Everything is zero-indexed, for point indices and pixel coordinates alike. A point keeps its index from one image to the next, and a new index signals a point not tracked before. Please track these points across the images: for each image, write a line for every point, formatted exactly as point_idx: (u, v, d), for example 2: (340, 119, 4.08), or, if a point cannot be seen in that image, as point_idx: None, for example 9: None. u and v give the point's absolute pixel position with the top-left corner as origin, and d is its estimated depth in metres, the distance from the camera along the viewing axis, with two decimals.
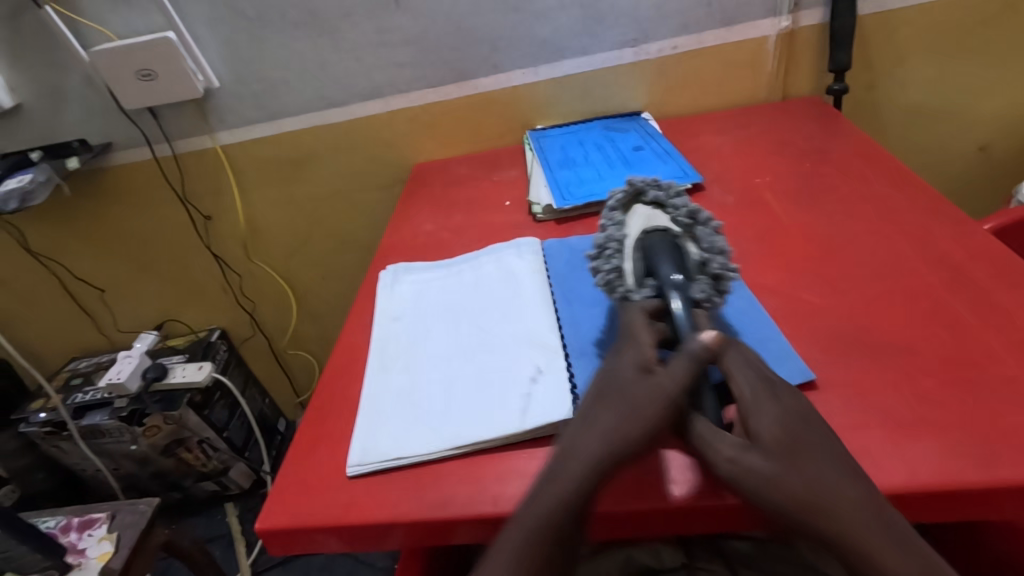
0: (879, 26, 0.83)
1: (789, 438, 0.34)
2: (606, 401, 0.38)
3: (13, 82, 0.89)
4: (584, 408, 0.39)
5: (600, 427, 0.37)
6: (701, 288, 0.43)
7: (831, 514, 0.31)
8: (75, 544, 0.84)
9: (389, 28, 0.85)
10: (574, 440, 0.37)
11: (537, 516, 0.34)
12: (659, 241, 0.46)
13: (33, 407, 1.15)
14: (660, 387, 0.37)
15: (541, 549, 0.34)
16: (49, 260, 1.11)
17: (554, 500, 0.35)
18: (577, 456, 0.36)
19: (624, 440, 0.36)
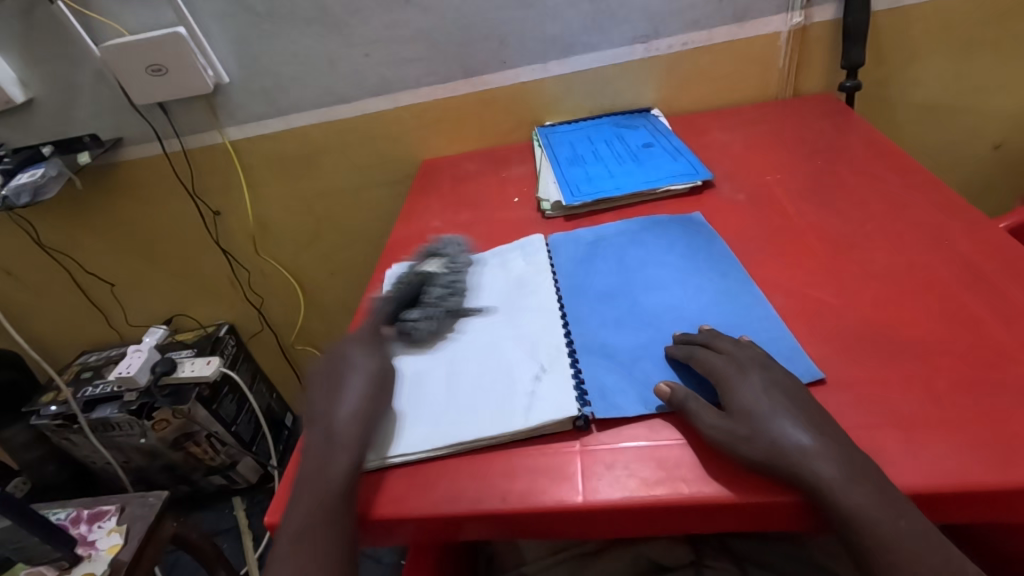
0: (893, 22, 0.82)
1: (771, 401, 0.41)
2: (344, 374, 0.48)
3: (25, 77, 0.90)
4: (327, 381, 0.49)
5: (339, 401, 0.46)
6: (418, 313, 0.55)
7: (812, 462, 0.37)
8: (85, 536, 0.85)
9: (399, 23, 0.85)
10: (327, 412, 0.46)
11: (317, 492, 0.41)
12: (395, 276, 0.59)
13: (44, 400, 1.16)
14: (377, 376, 0.48)
15: (320, 519, 0.40)
16: (60, 254, 1.12)
17: (332, 478, 0.42)
18: (336, 428, 0.45)
19: (357, 410, 0.45)
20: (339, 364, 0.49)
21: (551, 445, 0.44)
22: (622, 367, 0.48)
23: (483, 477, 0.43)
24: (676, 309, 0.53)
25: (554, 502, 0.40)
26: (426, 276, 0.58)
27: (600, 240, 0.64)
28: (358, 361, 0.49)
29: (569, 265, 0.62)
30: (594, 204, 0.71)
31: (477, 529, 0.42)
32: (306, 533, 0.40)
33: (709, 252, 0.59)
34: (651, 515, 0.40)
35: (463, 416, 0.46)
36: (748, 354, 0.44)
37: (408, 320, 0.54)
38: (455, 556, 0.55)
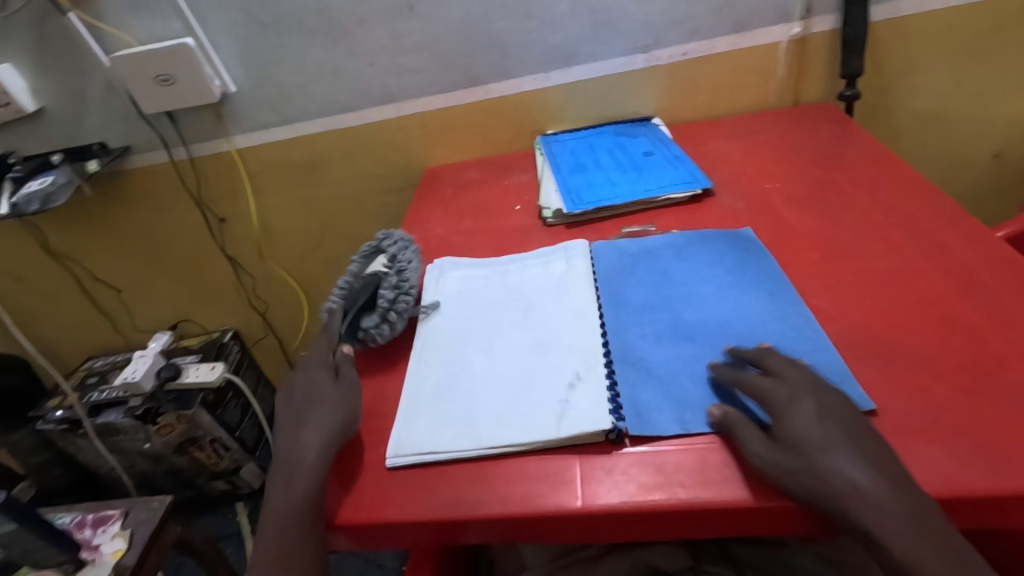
0: (891, 32, 0.83)
1: (821, 435, 0.39)
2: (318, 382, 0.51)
3: (36, 87, 0.91)
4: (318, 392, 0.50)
5: (306, 429, 0.47)
6: (370, 322, 0.56)
7: (808, 472, 0.38)
8: (89, 540, 0.86)
9: (403, 33, 0.86)
10: (303, 380, 0.52)
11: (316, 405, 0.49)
12: (365, 286, 0.59)
13: (50, 405, 1.17)
14: (333, 401, 0.49)
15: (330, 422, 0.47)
16: (69, 260, 1.13)
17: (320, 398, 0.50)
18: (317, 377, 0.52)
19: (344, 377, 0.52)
20: (302, 397, 0.50)
21: (557, 452, 0.45)
22: (660, 380, 0.47)
23: (483, 480, 0.44)
24: (721, 321, 0.52)
25: (555, 506, 0.41)
26: (376, 279, 0.60)
27: (642, 247, 0.64)
28: (319, 390, 0.50)
29: (610, 270, 0.61)
30: (595, 213, 0.72)
31: (478, 533, 0.42)
32: (303, 431, 0.47)
33: (753, 261, 0.58)
34: (650, 518, 0.40)
35: (499, 427, 0.46)
36: (805, 375, 0.43)
37: (364, 327, 0.56)
38: (453, 562, 0.55)
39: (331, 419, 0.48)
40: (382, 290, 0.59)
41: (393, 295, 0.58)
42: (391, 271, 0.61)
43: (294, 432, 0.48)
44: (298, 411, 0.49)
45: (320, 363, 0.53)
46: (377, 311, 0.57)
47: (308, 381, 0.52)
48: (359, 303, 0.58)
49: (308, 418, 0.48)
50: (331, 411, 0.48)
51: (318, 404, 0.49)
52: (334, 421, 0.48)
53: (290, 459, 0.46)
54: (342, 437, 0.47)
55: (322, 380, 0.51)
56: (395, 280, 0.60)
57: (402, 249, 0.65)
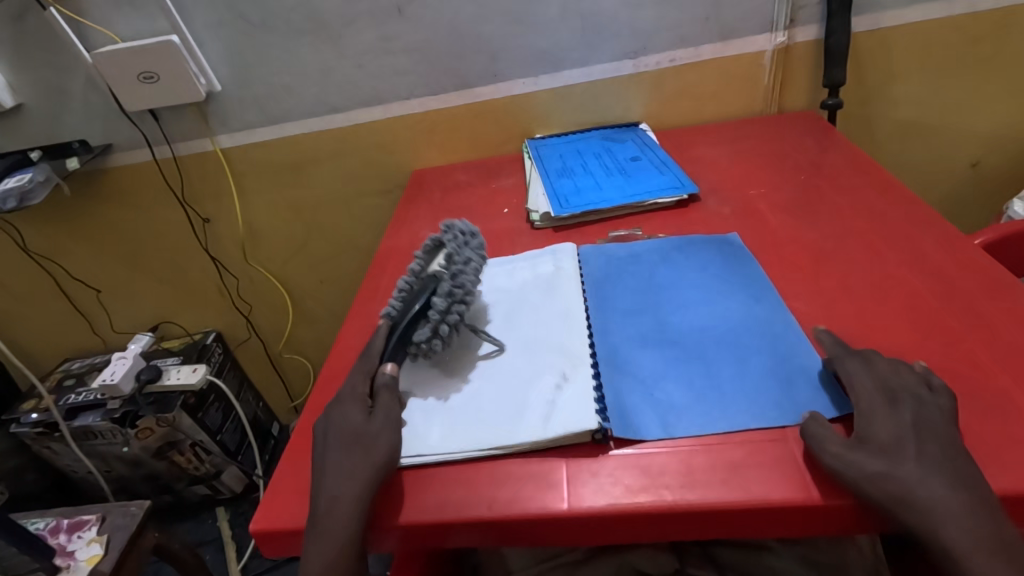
0: (872, 43, 0.85)
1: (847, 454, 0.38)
2: (355, 413, 0.46)
3: (15, 82, 0.90)
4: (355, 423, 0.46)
5: (339, 462, 0.43)
6: (421, 334, 0.50)
7: None
8: (64, 546, 0.84)
9: (391, 35, 0.86)
10: (335, 413, 0.47)
11: (352, 437, 0.45)
12: (419, 290, 0.51)
13: (25, 408, 1.14)
14: (371, 430, 0.45)
15: (365, 455, 0.43)
16: (47, 260, 1.11)
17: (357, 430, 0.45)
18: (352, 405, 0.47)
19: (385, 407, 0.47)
20: (335, 429, 0.46)
21: (545, 454, 0.45)
22: (649, 383, 0.47)
23: (469, 483, 0.43)
24: (708, 325, 0.52)
25: (540, 509, 0.41)
26: (434, 280, 0.52)
27: (631, 252, 0.64)
28: (354, 420, 0.46)
29: (598, 274, 0.61)
30: (583, 216, 0.72)
31: (463, 536, 0.42)
32: (339, 466, 0.43)
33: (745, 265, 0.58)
34: (635, 521, 0.40)
35: (486, 429, 0.46)
36: (877, 380, 0.42)
37: (416, 339, 0.50)
38: (440, 566, 0.55)
39: (370, 450, 0.44)
40: (436, 295, 0.51)
41: (447, 306, 0.50)
42: (449, 272, 0.52)
43: (325, 484, 0.43)
44: (330, 453, 0.44)
45: (357, 392, 0.48)
46: (432, 321, 0.50)
47: (340, 415, 0.47)
48: (413, 311, 0.50)
49: (338, 465, 0.43)
50: (365, 453, 0.43)
51: (351, 448, 0.44)
52: (372, 451, 0.44)
53: (323, 516, 0.41)
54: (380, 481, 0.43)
55: (356, 414, 0.46)
56: (457, 282, 0.52)
57: (462, 243, 0.56)
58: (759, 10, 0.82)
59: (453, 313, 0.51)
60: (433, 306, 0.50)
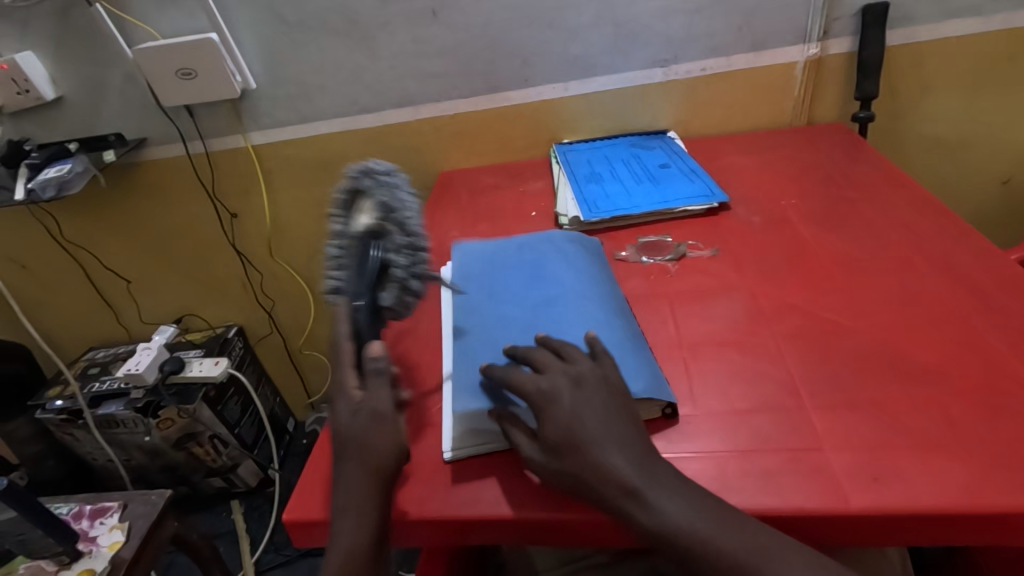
0: (906, 57, 0.85)
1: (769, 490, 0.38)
2: (343, 415, 0.45)
3: (57, 75, 0.92)
4: (348, 427, 0.44)
5: (349, 471, 0.42)
6: (388, 296, 0.49)
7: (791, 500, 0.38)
8: (86, 532, 0.85)
9: (425, 38, 0.87)
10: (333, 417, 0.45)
11: (353, 440, 0.43)
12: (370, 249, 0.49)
13: (50, 395, 1.16)
14: (366, 429, 0.43)
15: (365, 461, 0.42)
16: (78, 250, 1.13)
17: (353, 431, 0.44)
18: (341, 406, 0.45)
19: (370, 406, 0.44)
20: (336, 437, 0.44)
21: None
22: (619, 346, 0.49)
23: (500, 481, 0.44)
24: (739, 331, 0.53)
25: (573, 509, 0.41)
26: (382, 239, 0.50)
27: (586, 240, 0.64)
28: (345, 422, 0.44)
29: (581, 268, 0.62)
30: (612, 221, 0.72)
31: (490, 533, 0.42)
32: (347, 472, 0.42)
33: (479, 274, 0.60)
34: None
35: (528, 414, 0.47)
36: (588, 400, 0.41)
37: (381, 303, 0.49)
38: (463, 563, 0.55)
39: (369, 450, 0.42)
40: (392, 253, 0.50)
41: (408, 261, 0.50)
42: (395, 226, 0.51)
43: (341, 493, 0.42)
44: (341, 461, 0.43)
45: (345, 390, 0.45)
46: (395, 282, 0.49)
47: (334, 419, 0.45)
48: (371, 274, 0.48)
49: (348, 472, 0.42)
50: (370, 457, 0.42)
51: (357, 454, 0.43)
52: (371, 453, 0.42)
53: (343, 525, 0.41)
54: (390, 483, 0.42)
55: (349, 412, 0.44)
56: (407, 236, 0.51)
57: (386, 187, 0.53)
58: (792, 21, 0.82)
59: (416, 269, 0.50)
60: (395, 266, 0.49)
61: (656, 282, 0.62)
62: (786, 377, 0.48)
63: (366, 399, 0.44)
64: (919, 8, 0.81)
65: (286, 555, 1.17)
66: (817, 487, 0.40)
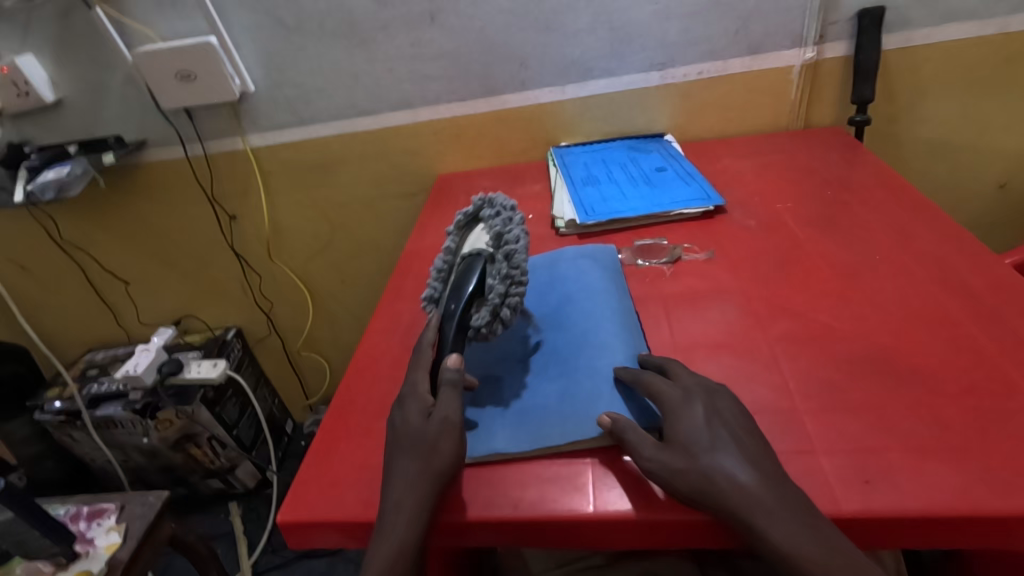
0: (902, 61, 0.85)
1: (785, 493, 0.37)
2: (408, 418, 0.45)
3: (56, 78, 0.92)
4: (414, 430, 0.44)
5: (400, 474, 0.42)
6: (479, 318, 0.49)
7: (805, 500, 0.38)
8: (83, 533, 0.85)
9: (423, 41, 0.87)
10: (398, 420, 0.46)
11: (411, 445, 0.43)
12: (469, 265, 0.51)
13: (49, 396, 1.16)
14: (430, 436, 0.43)
15: (422, 467, 0.42)
16: (77, 252, 1.13)
17: (413, 436, 0.44)
18: (407, 412, 0.45)
19: (442, 418, 0.44)
20: (398, 438, 0.44)
21: (576, 461, 0.44)
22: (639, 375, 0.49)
23: (494, 484, 0.44)
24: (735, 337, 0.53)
25: (566, 510, 0.41)
26: (481, 261, 0.51)
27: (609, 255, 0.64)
28: (410, 427, 0.44)
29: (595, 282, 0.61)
30: (608, 225, 0.72)
31: (485, 534, 0.43)
32: (401, 476, 0.42)
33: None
34: (655, 527, 0.41)
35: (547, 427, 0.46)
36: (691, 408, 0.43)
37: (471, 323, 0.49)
38: (459, 564, 0.55)
39: (430, 455, 0.42)
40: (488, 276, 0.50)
41: (504, 289, 0.49)
42: (502, 254, 0.50)
43: (385, 487, 0.43)
44: (394, 464, 0.43)
45: (418, 396, 0.46)
46: (489, 307, 0.49)
47: (399, 420, 0.45)
48: (466, 291, 0.49)
49: (396, 466, 0.43)
50: (423, 455, 0.43)
51: (410, 452, 0.43)
52: (427, 455, 0.43)
53: (386, 527, 0.41)
54: (436, 490, 0.42)
55: (418, 418, 0.45)
56: (507, 263, 0.50)
57: (502, 216, 0.54)
58: (789, 25, 0.82)
59: (512, 299, 0.49)
60: (494, 292, 0.49)
61: (651, 285, 0.62)
62: (779, 379, 0.48)
63: (438, 408, 0.45)
64: (915, 12, 0.81)
65: (284, 557, 1.17)
66: (808, 490, 0.40)
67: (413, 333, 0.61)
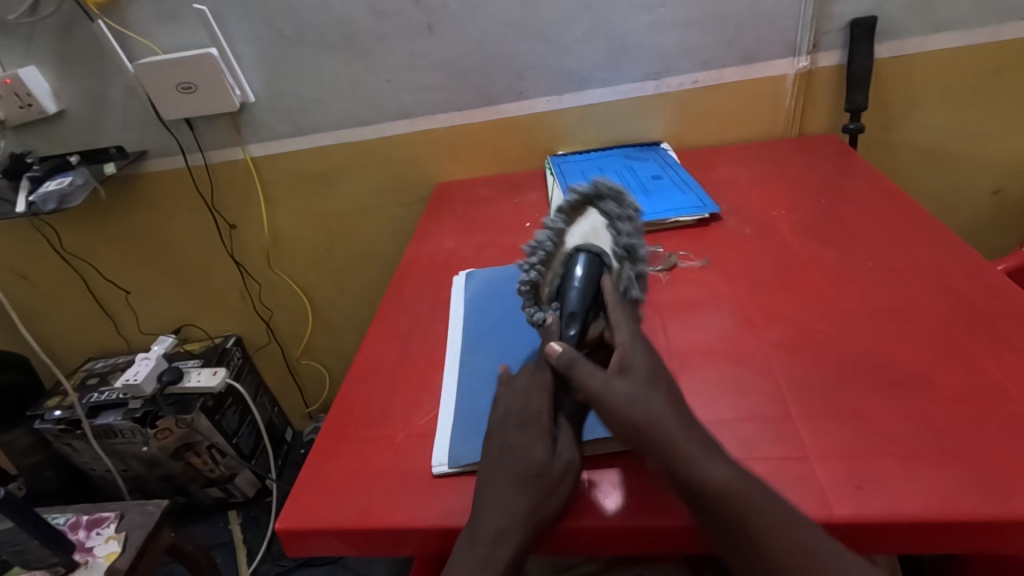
0: (894, 70, 0.86)
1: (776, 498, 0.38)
2: (529, 440, 0.43)
3: (58, 89, 0.93)
4: (537, 460, 0.41)
5: (509, 503, 0.40)
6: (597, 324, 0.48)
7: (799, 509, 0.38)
8: (83, 542, 0.85)
9: (421, 52, 0.88)
10: (508, 443, 0.43)
11: (523, 474, 0.41)
12: (590, 266, 0.49)
13: (49, 405, 1.16)
14: (545, 467, 0.41)
15: (538, 502, 0.40)
16: (78, 261, 1.14)
17: (526, 465, 0.42)
18: (527, 436, 0.43)
19: (565, 451, 0.42)
20: (512, 463, 0.42)
21: (574, 470, 0.45)
22: None
23: None
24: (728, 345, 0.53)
25: (559, 516, 0.42)
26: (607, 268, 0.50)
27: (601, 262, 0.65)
28: (529, 455, 0.42)
29: None
30: None
31: (564, 546, 0.42)
32: (513, 505, 0.40)
33: (487, 307, 0.63)
34: (653, 536, 0.41)
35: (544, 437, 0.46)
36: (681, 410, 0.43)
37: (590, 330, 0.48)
38: None
39: (549, 492, 0.41)
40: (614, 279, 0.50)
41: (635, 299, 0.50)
42: (627, 260, 0.50)
43: (496, 514, 0.40)
44: (499, 492, 0.41)
45: (537, 416, 0.43)
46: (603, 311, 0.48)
47: (515, 447, 0.43)
48: (601, 295, 0.48)
49: (512, 491, 0.40)
50: (545, 485, 0.41)
51: (530, 483, 0.41)
52: (545, 489, 0.41)
53: (479, 555, 0.39)
54: (543, 527, 0.40)
55: (542, 447, 0.42)
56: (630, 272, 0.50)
57: (622, 215, 0.52)
58: (782, 34, 0.83)
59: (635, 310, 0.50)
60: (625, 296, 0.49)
61: (648, 292, 0.62)
62: (773, 386, 0.49)
63: (564, 441, 0.43)
64: (906, 22, 0.82)
65: (283, 565, 1.17)
66: (802, 496, 0.40)
67: (411, 341, 0.61)
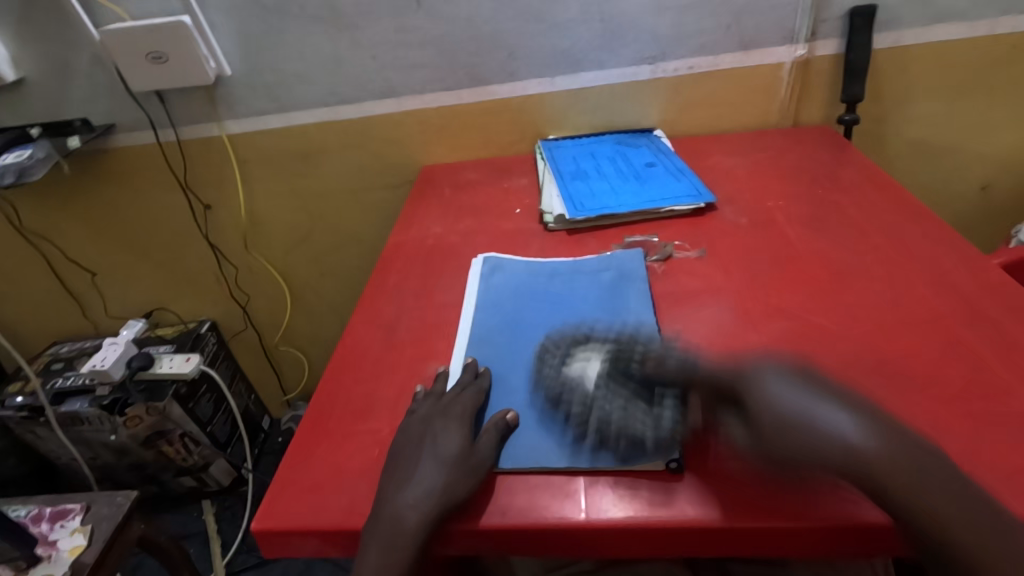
0: (891, 60, 0.85)
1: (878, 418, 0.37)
2: (446, 430, 0.44)
3: (17, 55, 0.87)
4: (444, 448, 0.43)
5: (413, 487, 0.41)
6: (625, 413, 0.44)
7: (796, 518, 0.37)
8: (46, 535, 0.81)
9: (409, 27, 0.84)
10: (427, 429, 0.45)
11: (440, 463, 0.42)
12: (617, 384, 0.46)
13: (11, 391, 1.11)
14: (458, 459, 0.42)
15: (447, 485, 0.41)
16: (40, 240, 1.08)
17: (441, 453, 0.43)
18: (449, 425, 0.45)
19: (476, 445, 0.43)
20: (421, 443, 0.44)
21: (575, 478, 0.42)
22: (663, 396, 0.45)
23: (486, 492, 0.42)
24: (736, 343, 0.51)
25: (557, 518, 0.40)
26: (581, 384, 0.47)
27: (638, 266, 0.61)
28: (441, 444, 0.43)
29: (604, 294, 0.58)
30: (597, 220, 0.71)
31: (460, 544, 0.42)
32: (417, 483, 0.41)
33: (502, 301, 0.59)
34: (650, 536, 0.39)
35: (545, 444, 0.44)
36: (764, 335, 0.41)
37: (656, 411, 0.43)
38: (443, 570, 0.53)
39: (463, 477, 0.41)
40: (600, 395, 0.45)
41: (610, 413, 0.44)
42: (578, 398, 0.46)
43: (391, 492, 0.41)
44: (410, 470, 0.42)
45: (456, 411, 0.46)
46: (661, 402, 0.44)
47: (435, 434, 0.44)
48: (623, 398, 0.45)
49: (414, 474, 0.42)
50: (449, 473, 0.41)
51: (446, 466, 0.42)
52: (456, 471, 0.42)
53: (389, 534, 0.39)
54: (450, 512, 0.40)
55: (457, 439, 0.44)
56: (562, 386, 0.47)
57: (555, 369, 0.49)
58: (781, 21, 0.82)
59: (588, 392, 0.46)
60: (603, 407, 0.45)
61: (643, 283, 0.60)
62: None
63: (483, 437, 0.44)
64: (906, 11, 0.81)
65: (258, 556, 1.14)
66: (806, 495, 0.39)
67: (397, 331, 0.59)
